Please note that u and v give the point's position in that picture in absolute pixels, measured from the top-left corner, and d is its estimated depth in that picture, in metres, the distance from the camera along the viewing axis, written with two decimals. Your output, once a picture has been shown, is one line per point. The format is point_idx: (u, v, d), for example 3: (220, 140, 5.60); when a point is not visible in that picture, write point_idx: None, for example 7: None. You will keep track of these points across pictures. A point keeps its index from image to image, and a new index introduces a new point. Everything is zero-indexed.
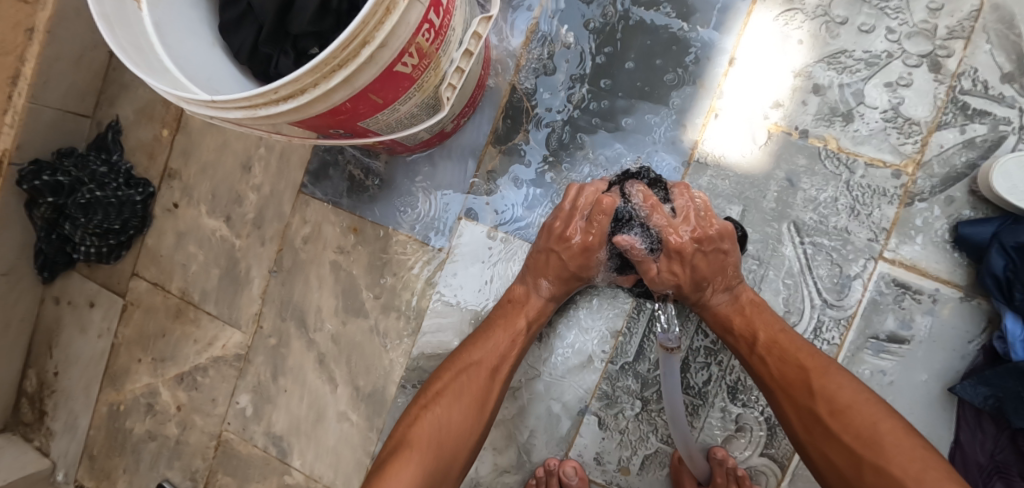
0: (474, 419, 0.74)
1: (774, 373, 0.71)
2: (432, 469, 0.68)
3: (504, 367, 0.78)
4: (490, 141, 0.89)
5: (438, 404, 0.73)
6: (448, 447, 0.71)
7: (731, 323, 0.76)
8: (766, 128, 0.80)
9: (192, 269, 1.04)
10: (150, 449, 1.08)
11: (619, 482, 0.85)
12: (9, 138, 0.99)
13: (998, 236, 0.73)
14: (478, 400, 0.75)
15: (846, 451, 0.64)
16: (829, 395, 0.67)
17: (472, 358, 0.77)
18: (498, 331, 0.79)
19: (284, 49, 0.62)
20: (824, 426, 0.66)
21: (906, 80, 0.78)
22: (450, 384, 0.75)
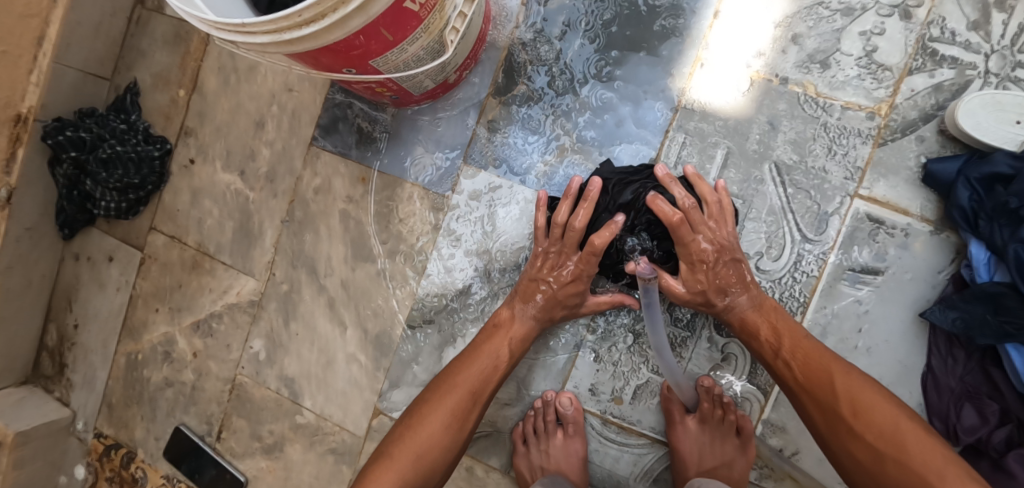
0: (458, 425, 0.81)
1: (798, 379, 0.76)
2: (411, 476, 0.76)
3: (488, 384, 0.84)
4: (491, 94, 0.95)
5: (418, 430, 0.80)
6: (428, 457, 0.78)
7: (755, 333, 0.81)
8: (748, 76, 0.86)
9: (207, 223, 1.09)
10: (167, 396, 1.13)
11: (613, 411, 0.91)
12: (34, 97, 1.04)
13: (964, 170, 0.77)
14: (459, 423, 0.81)
15: (869, 456, 0.69)
16: (849, 394, 0.72)
17: (455, 381, 0.83)
18: (486, 344, 0.86)
19: (299, 1, 0.71)
20: (849, 463, 0.71)
21: (879, 29, 0.83)
22: (432, 406, 0.81)
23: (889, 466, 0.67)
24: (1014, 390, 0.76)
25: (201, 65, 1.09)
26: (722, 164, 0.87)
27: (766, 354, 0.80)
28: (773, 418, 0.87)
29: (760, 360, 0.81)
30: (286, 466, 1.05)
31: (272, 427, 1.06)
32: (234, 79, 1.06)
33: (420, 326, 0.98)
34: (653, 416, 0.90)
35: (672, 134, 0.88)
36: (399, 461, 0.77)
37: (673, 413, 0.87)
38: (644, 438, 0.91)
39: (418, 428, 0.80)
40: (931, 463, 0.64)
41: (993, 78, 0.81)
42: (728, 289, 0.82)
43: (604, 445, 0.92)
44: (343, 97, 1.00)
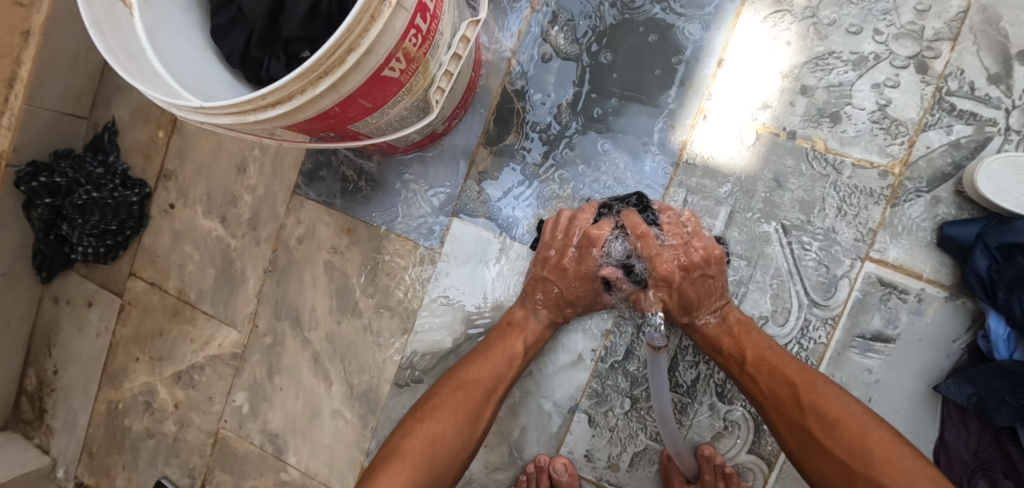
0: (471, 423, 0.75)
1: (762, 393, 0.73)
2: (424, 482, 0.68)
3: (502, 386, 0.79)
4: (481, 143, 0.90)
5: (427, 423, 0.73)
6: (438, 455, 0.71)
7: (721, 346, 0.77)
8: (754, 129, 0.81)
9: (188, 270, 1.05)
10: (149, 446, 1.09)
11: (609, 479, 0.87)
12: (6, 140, 1.00)
13: (985, 238, 0.73)
14: (471, 423, 0.75)
15: (841, 477, 0.65)
16: (817, 413, 0.69)
17: (465, 376, 0.78)
18: (499, 341, 0.81)
19: (274, 53, 0.63)
20: (818, 475, 0.67)
21: (893, 81, 0.78)
22: (443, 398, 0.76)
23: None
24: None
25: None
26: (725, 223, 0.82)
27: (730, 369, 0.77)
28: None
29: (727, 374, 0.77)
30: None
31: (256, 482, 1.02)
32: None
33: (407, 384, 0.94)
34: (652, 484, 0.86)
35: (674, 189, 0.83)
36: (411, 454, 0.69)
37: (673, 484, 0.83)
38: None
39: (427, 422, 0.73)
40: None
41: (1014, 135, 0.76)
42: (696, 307, 0.78)
43: None
44: (327, 143, 0.96)
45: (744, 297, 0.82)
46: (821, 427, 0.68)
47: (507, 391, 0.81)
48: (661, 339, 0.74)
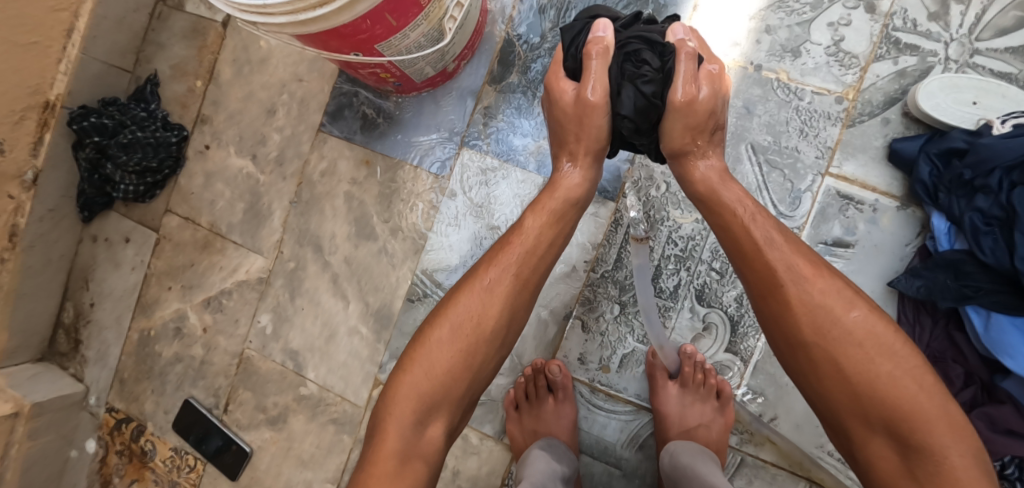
0: (514, 312, 0.76)
1: (751, 243, 0.71)
2: (422, 401, 0.72)
3: (546, 248, 0.78)
4: (486, 82, 1.01)
5: (469, 302, 0.75)
6: (482, 327, 0.74)
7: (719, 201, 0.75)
8: (726, 64, 0.91)
9: (219, 205, 1.15)
10: (177, 370, 1.18)
11: (601, 379, 0.96)
12: (62, 85, 1.11)
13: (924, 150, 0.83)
14: (513, 286, 0.76)
15: (804, 315, 0.67)
16: (796, 268, 0.69)
17: (505, 258, 0.76)
18: (546, 228, 0.77)
19: None
20: (777, 299, 0.69)
21: (846, 20, 0.88)
22: (485, 282, 0.75)
23: (821, 349, 0.67)
24: (976, 351, 0.81)
25: (217, 58, 1.16)
26: None
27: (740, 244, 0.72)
28: (751, 385, 0.92)
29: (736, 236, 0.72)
30: (290, 437, 1.11)
31: (276, 399, 1.12)
32: (247, 70, 1.13)
33: (419, 298, 1.04)
34: (638, 383, 0.96)
35: None
36: (471, 331, 0.74)
37: (657, 378, 0.93)
38: (630, 405, 0.96)
39: (470, 292, 0.75)
40: (872, 339, 0.66)
41: (953, 64, 0.86)
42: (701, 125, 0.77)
43: (592, 412, 0.97)
44: (349, 86, 1.08)
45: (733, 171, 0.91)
46: (796, 278, 0.68)
47: (549, 264, 0.79)
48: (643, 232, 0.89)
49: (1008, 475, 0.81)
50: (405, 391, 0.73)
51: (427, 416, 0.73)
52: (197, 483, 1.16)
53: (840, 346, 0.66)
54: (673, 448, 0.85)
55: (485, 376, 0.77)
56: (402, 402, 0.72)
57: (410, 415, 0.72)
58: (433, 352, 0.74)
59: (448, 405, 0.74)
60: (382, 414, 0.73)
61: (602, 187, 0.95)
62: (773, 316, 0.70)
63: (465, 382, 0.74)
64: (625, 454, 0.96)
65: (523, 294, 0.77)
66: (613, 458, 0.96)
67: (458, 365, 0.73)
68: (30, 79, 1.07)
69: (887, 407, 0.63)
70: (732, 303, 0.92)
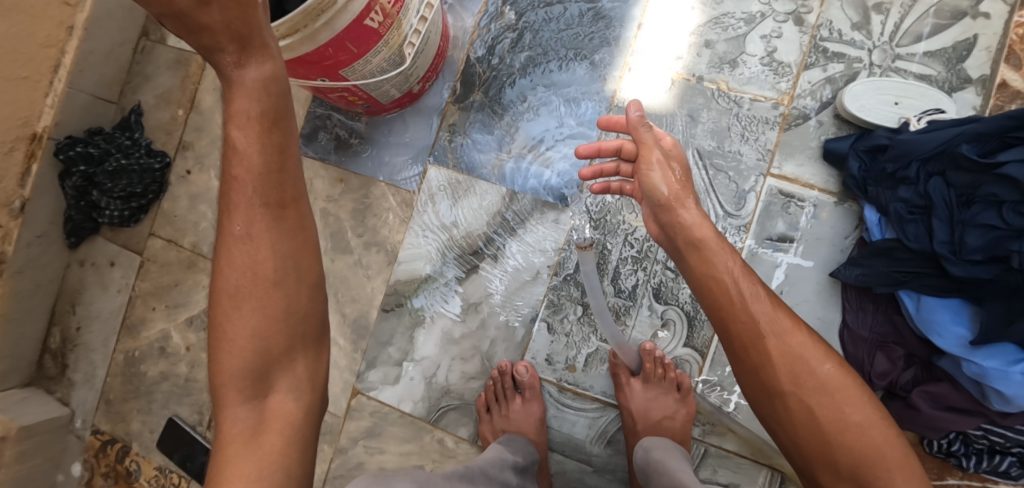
0: (293, 254, 0.64)
1: (734, 299, 0.73)
2: (251, 345, 0.63)
3: (271, 155, 0.62)
4: (450, 101, 1.08)
5: (241, 244, 0.63)
6: (255, 284, 0.63)
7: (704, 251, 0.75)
8: (670, 77, 0.99)
9: (203, 226, 1.20)
10: (163, 389, 1.22)
11: (568, 379, 1.00)
12: (50, 117, 1.17)
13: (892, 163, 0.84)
14: (266, 216, 0.63)
15: (780, 364, 0.70)
16: (776, 320, 0.72)
17: (243, 193, 0.62)
18: (257, 141, 0.61)
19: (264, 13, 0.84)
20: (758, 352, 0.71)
21: (777, 33, 0.96)
22: (247, 230, 0.62)
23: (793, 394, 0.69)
24: (914, 333, 0.86)
25: (199, 87, 1.22)
26: None
27: (722, 300, 0.73)
28: (710, 377, 0.96)
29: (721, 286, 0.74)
30: None
31: None
32: None
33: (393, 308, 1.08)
34: (604, 381, 0.99)
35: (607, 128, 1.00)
36: (256, 233, 0.62)
37: (621, 377, 0.96)
38: (597, 402, 0.99)
39: (230, 249, 0.63)
40: (842, 391, 0.69)
41: (877, 69, 0.94)
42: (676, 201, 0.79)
43: (561, 411, 1.00)
44: (323, 109, 1.13)
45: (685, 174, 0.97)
46: (772, 331, 0.71)
47: (278, 171, 0.62)
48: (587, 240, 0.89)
49: (954, 451, 0.85)
50: (222, 314, 0.64)
51: (260, 393, 0.64)
52: None
53: (813, 398, 0.69)
54: (644, 444, 0.88)
55: (295, 233, 0.64)
56: (226, 393, 0.63)
57: (241, 395, 0.63)
58: (235, 323, 0.63)
59: (274, 374, 0.65)
60: (214, 414, 0.64)
61: (560, 194, 1.01)
62: (752, 365, 0.72)
63: (274, 258, 0.63)
64: (595, 450, 0.99)
65: (286, 214, 0.64)
66: (584, 455, 0.99)
67: (261, 324, 0.63)
68: (20, 111, 1.12)
69: (855, 454, 0.66)
70: (688, 299, 0.97)
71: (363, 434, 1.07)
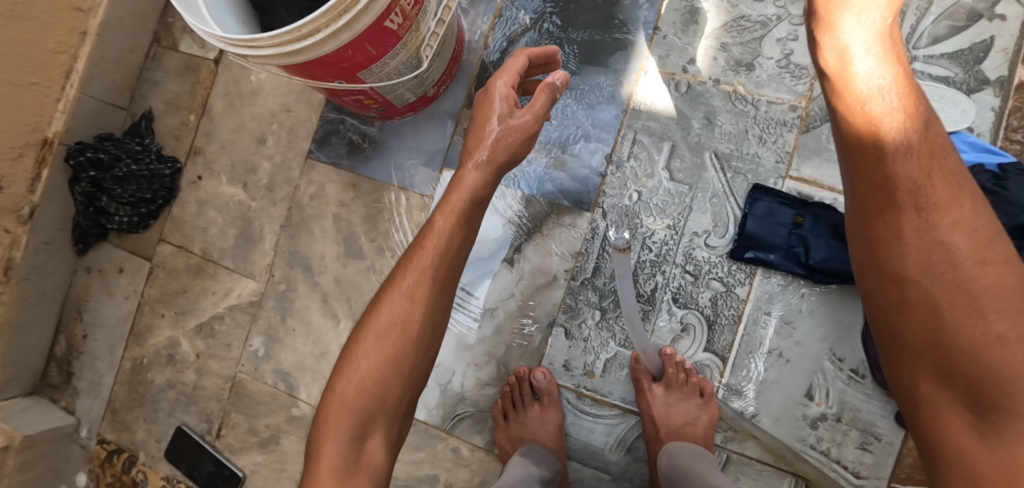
0: (434, 315, 0.76)
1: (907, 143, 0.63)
2: (362, 401, 0.72)
3: (456, 249, 0.77)
4: (465, 105, 1.07)
5: (399, 308, 0.75)
6: (397, 355, 0.74)
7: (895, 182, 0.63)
8: (686, 80, 0.98)
9: (211, 232, 1.19)
10: (169, 397, 1.19)
11: (586, 385, 0.98)
12: (60, 122, 1.16)
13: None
14: (433, 289, 0.76)
15: (912, 240, 0.62)
16: (931, 261, 0.61)
17: (416, 266, 0.76)
18: (457, 230, 0.77)
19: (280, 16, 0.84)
20: (888, 215, 0.63)
21: (793, 36, 0.96)
22: (403, 299, 0.75)
23: (902, 317, 0.63)
24: None
25: (209, 92, 1.22)
26: (669, 155, 0.98)
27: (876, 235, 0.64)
28: (731, 382, 0.94)
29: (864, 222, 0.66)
30: (283, 458, 1.12)
31: (268, 421, 1.13)
32: (238, 103, 1.19)
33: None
34: (623, 386, 0.97)
35: (624, 131, 0.99)
36: (409, 302, 0.75)
37: (642, 383, 0.94)
38: (616, 408, 0.98)
39: (388, 303, 0.75)
40: (994, 338, 0.58)
41: None
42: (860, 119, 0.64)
43: (579, 417, 0.98)
44: (336, 114, 1.13)
45: (704, 177, 0.96)
46: (915, 192, 0.62)
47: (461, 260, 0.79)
48: (625, 242, 0.93)
49: None
50: (355, 360, 0.75)
51: (363, 432, 0.72)
52: None
53: (942, 285, 0.61)
54: (670, 449, 0.87)
55: (444, 310, 0.78)
56: (335, 421, 0.72)
57: (347, 432, 0.71)
58: (360, 362, 0.74)
59: (382, 417, 0.73)
60: (316, 438, 0.72)
61: (577, 196, 1.00)
62: (898, 298, 0.63)
63: (418, 322, 0.74)
64: (613, 457, 0.97)
65: (439, 291, 0.76)
66: (601, 462, 0.97)
67: (389, 375, 0.73)
68: (29, 117, 1.12)
69: (978, 364, 0.58)
70: (707, 303, 0.95)
71: None
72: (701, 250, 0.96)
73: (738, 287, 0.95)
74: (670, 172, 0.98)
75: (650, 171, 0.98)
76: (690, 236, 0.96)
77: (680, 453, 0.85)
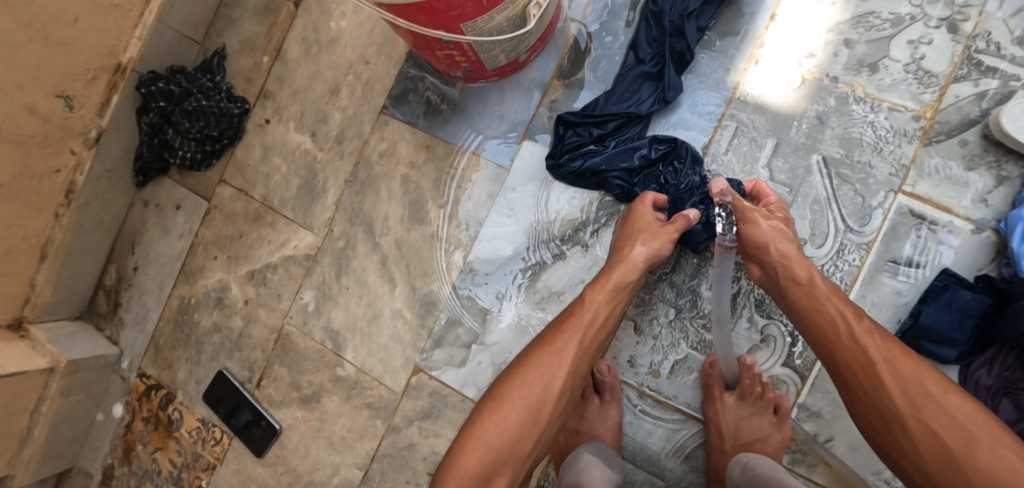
0: (577, 375, 0.79)
1: (867, 359, 0.71)
2: (507, 439, 0.76)
3: (604, 316, 0.82)
4: (555, 76, 1.01)
5: (551, 364, 0.78)
6: (540, 406, 0.77)
7: (817, 292, 0.77)
8: (801, 75, 0.91)
9: (274, 179, 1.16)
10: (214, 341, 1.18)
11: (650, 385, 0.93)
12: (134, 49, 1.12)
13: None
14: (579, 354, 0.80)
15: (926, 442, 0.67)
16: (902, 372, 0.70)
17: (573, 331, 0.80)
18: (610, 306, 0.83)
19: None
20: (901, 427, 0.69)
21: (927, 39, 0.88)
22: (556, 359, 0.78)
23: (911, 416, 0.68)
24: None
25: (286, 35, 1.17)
26: (771, 153, 0.91)
27: (842, 365, 0.73)
28: (808, 403, 0.88)
29: (831, 351, 0.74)
30: (322, 417, 1.09)
31: (312, 377, 1.11)
32: (315, 50, 1.15)
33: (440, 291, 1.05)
34: (690, 392, 0.92)
35: (725, 122, 0.93)
36: (559, 360, 0.79)
37: (713, 389, 0.89)
38: (679, 414, 0.93)
39: (542, 351, 0.80)
40: (968, 419, 0.66)
41: None
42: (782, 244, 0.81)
43: (638, 417, 0.93)
44: (416, 71, 1.08)
45: (807, 182, 0.90)
46: (913, 404, 0.68)
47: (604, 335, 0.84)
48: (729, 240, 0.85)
49: None
50: (503, 397, 0.78)
51: (493, 471, 0.75)
52: (222, 456, 1.15)
53: (914, 399, 0.68)
54: (746, 459, 0.82)
55: (585, 373, 0.82)
56: (470, 455, 0.75)
57: (481, 465, 0.74)
58: (506, 406, 0.77)
59: (513, 462, 0.76)
60: (448, 466, 0.76)
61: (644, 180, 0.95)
62: (886, 413, 0.70)
63: (564, 380, 0.78)
64: (670, 464, 0.92)
65: (584, 360, 0.81)
66: (656, 467, 0.93)
67: (530, 422, 0.77)
68: (107, 40, 1.08)
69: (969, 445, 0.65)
70: None
71: (419, 415, 1.04)
72: None
73: None
74: (770, 171, 0.91)
75: (748, 168, 0.92)
76: None
77: (758, 462, 0.80)
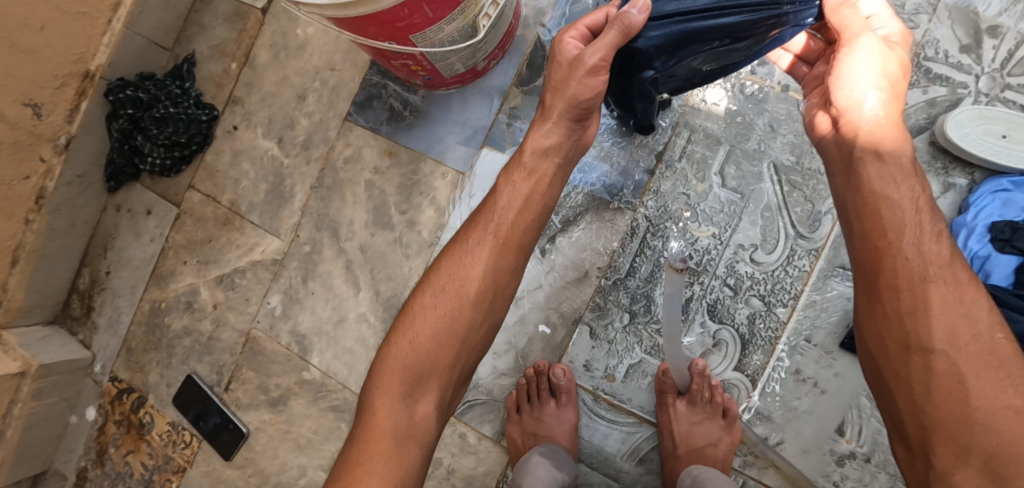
0: (489, 307, 0.76)
1: (929, 279, 0.61)
2: (417, 363, 0.74)
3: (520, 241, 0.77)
4: (514, 83, 1.03)
5: (465, 307, 0.75)
6: (449, 343, 0.74)
7: (893, 193, 0.64)
8: (753, 82, 0.92)
9: (242, 184, 1.17)
10: (184, 344, 1.19)
11: (605, 388, 0.95)
12: (104, 56, 1.13)
13: (972, 222, 0.83)
14: (496, 294, 0.77)
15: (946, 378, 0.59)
16: (955, 305, 0.60)
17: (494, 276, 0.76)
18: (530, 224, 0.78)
19: None
20: (924, 356, 0.60)
21: None
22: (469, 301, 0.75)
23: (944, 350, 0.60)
24: None
25: (255, 41, 1.18)
26: (723, 159, 0.92)
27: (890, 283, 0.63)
28: (758, 406, 0.90)
29: (888, 261, 0.64)
30: (289, 420, 1.11)
31: (279, 381, 1.12)
32: (283, 55, 1.16)
33: None
34: (644, 396, 0.94)
35: (679, 129, 0.94)
36: (476, 305, 0.75)
37: (667, 396, 0.90)
38: (633, 417, 0.94)
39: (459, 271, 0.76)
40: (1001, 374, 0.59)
41: (983, 97, 0.86)
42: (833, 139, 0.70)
43: (593, 420, 0.95)
44: (380, 78, 1.09)
45: (758, 189, 0.91)
46: (953, 342, 0.60)
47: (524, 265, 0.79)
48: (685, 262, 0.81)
49: None
50: (411, 336, 0.75)
51: (411, 400, 0.73)
52: (192, 458, 1.16)
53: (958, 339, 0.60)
54: (696, 472, 0.83)
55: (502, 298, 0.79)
56: (385, 386, 0.74)
57: (399, 391, 0.73)
58: (418, 325, 0.75)
59: (431, 389, 0.74)
60: (370, 390, 0.75)
61: (622, 196, 0.95)
62: (917, 340, 0.61)
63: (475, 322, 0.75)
64: (625, 467, 0.94)
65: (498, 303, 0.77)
66: (613, 469, 0.94)
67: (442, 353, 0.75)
68: (75, 47, 1.10)
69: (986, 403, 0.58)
70: (744, 320, 0.91)
71: None
72: (746, 263, 0.91)
73: (779, 307, 0.89)
74: (722, 178, 0.92)
75: (701, 174, 0.93)
76: (734, 248, 0.91)
77: (707, 475, 0.81)
